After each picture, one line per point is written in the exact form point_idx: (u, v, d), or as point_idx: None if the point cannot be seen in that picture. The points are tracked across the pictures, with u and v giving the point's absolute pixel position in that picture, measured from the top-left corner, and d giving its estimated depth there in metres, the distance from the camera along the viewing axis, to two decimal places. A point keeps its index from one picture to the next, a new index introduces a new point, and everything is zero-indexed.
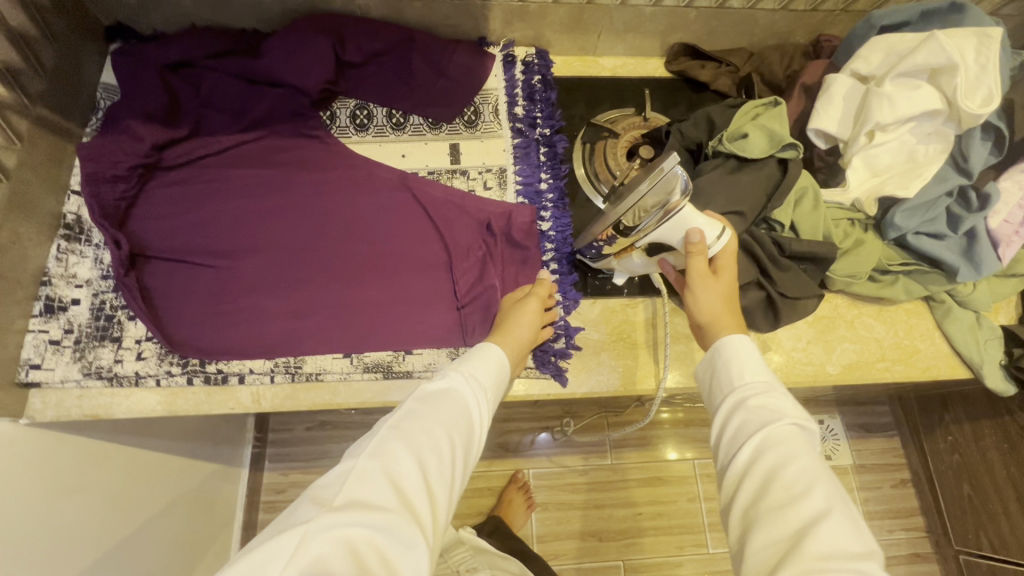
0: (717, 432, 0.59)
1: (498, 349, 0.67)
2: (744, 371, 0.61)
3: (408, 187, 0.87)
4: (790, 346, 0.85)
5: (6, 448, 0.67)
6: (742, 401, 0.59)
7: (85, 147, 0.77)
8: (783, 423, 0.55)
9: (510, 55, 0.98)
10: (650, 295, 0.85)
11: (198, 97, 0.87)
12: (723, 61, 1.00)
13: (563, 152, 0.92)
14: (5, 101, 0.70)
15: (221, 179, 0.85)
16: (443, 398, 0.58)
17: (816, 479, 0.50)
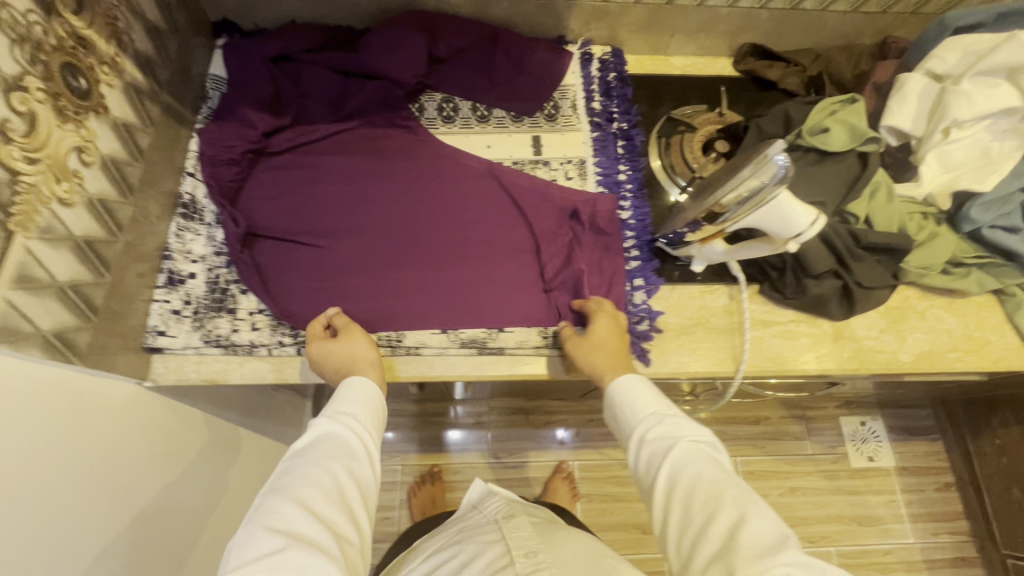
0: (637, 469, 0.65)
1: (366, 378, 0.71)
2: (635, 409, 0.67)
3: (495, 176, 0.91)
4: (863, 334, 0.87)
5: (107, 408, 0.69)
6: (642, 439, 0.65)
7: (207, 132, 0.85)
8: (683, 444, 0.62)
9: (587, 53, 1.02)
10: (727, 282, 0.89)
11: (300, 87, 0.93)
12: (789, 61, 1.03)
13: (640, 145, 0.96)
14: (143, 87, 0.76)
15: (317, 165, 0.89)
16: (317, 447, 0.63)
17: (726, 488, 0.57)
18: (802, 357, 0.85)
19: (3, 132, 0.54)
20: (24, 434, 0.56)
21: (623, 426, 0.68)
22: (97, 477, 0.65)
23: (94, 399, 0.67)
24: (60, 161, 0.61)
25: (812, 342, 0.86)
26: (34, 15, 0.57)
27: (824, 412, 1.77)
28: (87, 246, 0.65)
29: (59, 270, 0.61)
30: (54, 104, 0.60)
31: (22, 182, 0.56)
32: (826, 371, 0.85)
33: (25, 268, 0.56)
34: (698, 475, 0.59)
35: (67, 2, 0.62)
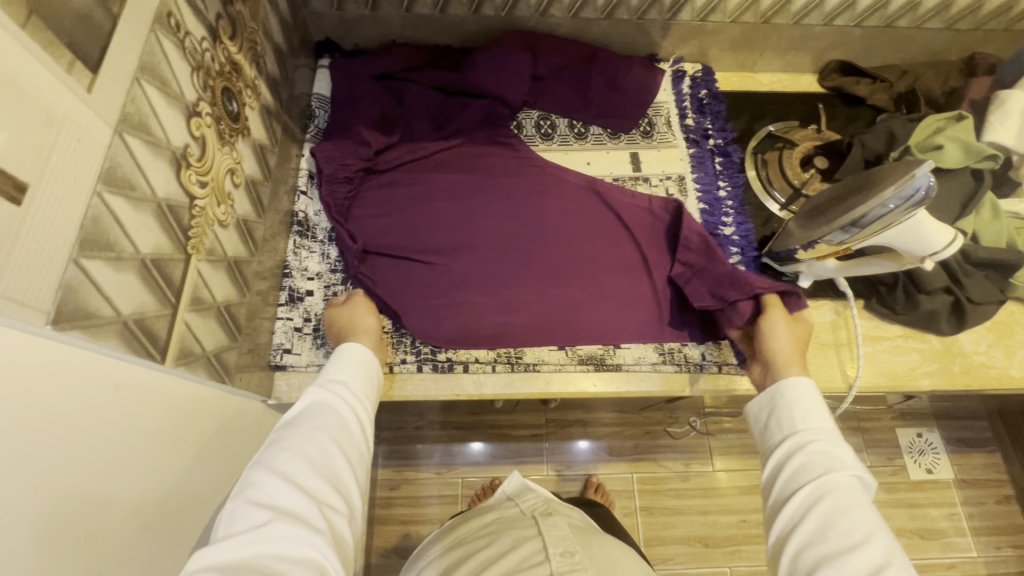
0: (773, 467, 0.63)
1: (358, 346, 0.68)
2: (806, 418, 0.64)
3: (597, 192, 0.90)
4: (971, 350, 0.87)
5: (219, 425, 0.63)
6: (802, 447, 0.61)
7: (322, 151, 0.85)
8: (844, 473, 0.58)
9: (679, 70, 1.03)
10: (832, 297, 0.89)
11: (405, 105, 0.94)
12: (877, 78, 1.04)
13: (738, 161, 0.97)
14: (271, 108, 0.78)
15: (426, 180, 0.89)
16: (306, 415, 0.59)
17: (873, 526, 0.53)
18: (913, 373, 0.85)
19: (186, 157, 0.55)
20: (155, 440, 0.50)
21: (781, 424, 0.65)
22: (192, 504, 0.57)
23: (213, 414, 0.61)
24: (220, 184, 0.62)
25: (922, 357, 0.86)
26: (206, 42, 0.59)
27: (880, 424, 1.76)
28: (235, 265, 0.66)
29: (218, 291, 0.62)
30: (217, 128, 0.61)
31: (197, 205, 0.57)
32: (938, 387, 0.85)
33: (197, 290, 0.57)
34: (849, 503, 0.55)
35: (226, 28, 0.63)
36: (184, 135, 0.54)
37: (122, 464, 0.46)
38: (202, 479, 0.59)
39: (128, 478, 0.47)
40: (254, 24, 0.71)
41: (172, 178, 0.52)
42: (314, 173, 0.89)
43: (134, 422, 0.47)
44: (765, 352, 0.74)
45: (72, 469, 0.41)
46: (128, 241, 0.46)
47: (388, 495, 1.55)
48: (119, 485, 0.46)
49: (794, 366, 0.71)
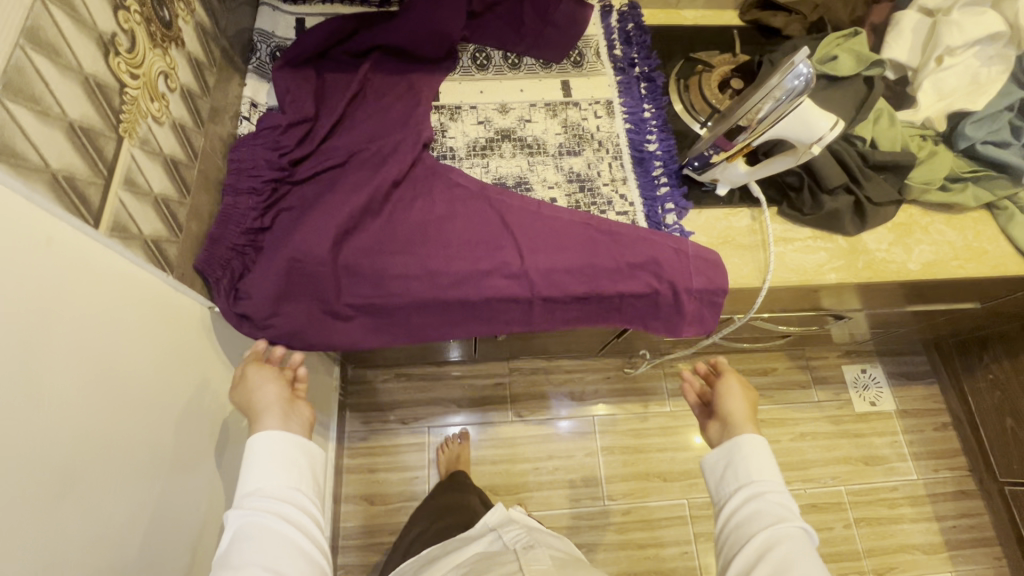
0: (734, 519, 0.73)
1: (277, 433, 0.67)
2: (761, 471, 0.75)
3: (487, 197, 0.90)
4: (874, 248, 0.95)
5: (167, 323, 0.69)
6: (758, 494, 0.73)
7: (245, 146, 0.84)
8: (792, 524, 0.69)
9: (607, 5, 1.09)
10: (748, 204, 0.95)
11: (323, 105, 0.92)
12: (790, 10, 1.12)
13: (661, 86, 1.03)
14: (207, 29, 0.81)
15: (339, 185, 0.85)
16: (239, 538, 0.60)
17: (819, 570, 0.64)
18: (822, 269, 0.93)
19: (114, 44, 0.59)
20: (92, 298, 0.56)
21: (737, 474, 0.75)
22: (137, 386, 0.63)
23: (158, 307, 0.67)
24: (153, 82, 0.66)
25: (830, 255, 0.94)
26: None
27: (828, 361, 1.86)
28: (173, 165, 0.70)
29: (155, 182, 0.66)
30: (147, 28, 0.65)
31: (128, 93, 0.61)
32: (844, 280, 0.92)
33: (132, 172, 0.61)
34: (795, 548, 0.66)
35: None
36: (111, 23, 0.58)
37: (62, 306, 0.52)
38: (122, 378, 0.60)
39: (71, 318, 0.53)
40: None
41: (100, 58, 0.56)
42: (256, 101, 0.94)
43: (72, 273, 0.53)
44: (720, 416, 0.83)
45: (16, 283, 0.47)
46: (54, 101, 0.50)
47: (356, 445, 1.59)
48: (60, 317, 0.51)
49: (749, 425, 0.80)
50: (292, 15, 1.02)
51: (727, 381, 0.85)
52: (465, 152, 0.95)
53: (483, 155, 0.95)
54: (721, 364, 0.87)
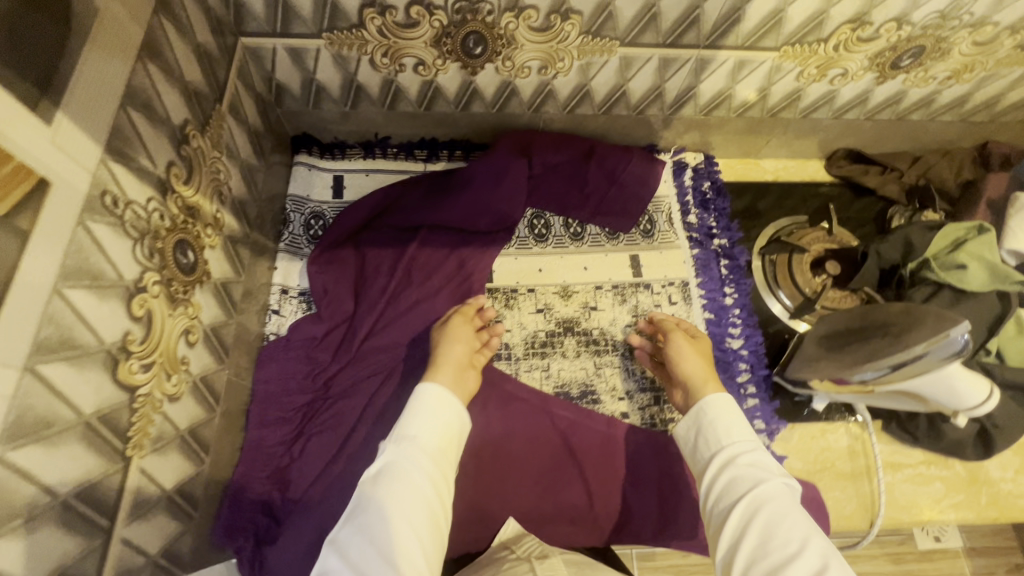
0: (705, 493, 0.59)
1: (435, 387, 0.63)
2: (731, 433, 0.62)
3: (548, 415, 0.78)
4: (998, 477, 0.81)
5: None
6: (731, 460, 0.59)
7: (277, 362, 0.74)
8: (772, 483, 0.55)
9: (680, 161, 0.97)
10: (849, 420, 0.82)
11: (364, 301, 0.80)
12: (886, 166, 0.98)
13: (744, 265, 0.91)
14: (237, 234, 0.70)
15: (381, 408, 0.73)
16: (379, 479, 0.54)
17: (806, 527, 0.51)
18: (938, 505, 0.79)
19: (125, 347, 0.47)
20: None
21: (708, 443, 0.62)
22: None
23: None
24: (171, 354, 0.54)
25: (947, 487, 0.80)
26: (155, 201, 0.51)
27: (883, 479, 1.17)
28: (191, 435, 0.58)
29: (168, 477, 0.54)
30: (167, 292, 0.54)
31: (140, 395, 0.49)
32: (964, 521, 0.78)
33: (141, 491, 0.50)
34: (780, 510, 0.52)
35: (179, 173, 0.56)
36: (122, 323, 0.47)
37: None
38: None
39: None
40: (216, 152, 0.64)
41: (106, 381, 0.45)
42: (287, 286, 0.82)
43: None
44: (681, 381, 0.72)
45: None
46: (40, 491, 0.38)
47: None
48: None
49: (712, 381, 0.70)
50: (330, 173, 0.90)
51: (673, 336, 0.76)
52: (522, 350, 0.83)
53: (542, 354, 0.83)
54: (665, 325, 0.79)
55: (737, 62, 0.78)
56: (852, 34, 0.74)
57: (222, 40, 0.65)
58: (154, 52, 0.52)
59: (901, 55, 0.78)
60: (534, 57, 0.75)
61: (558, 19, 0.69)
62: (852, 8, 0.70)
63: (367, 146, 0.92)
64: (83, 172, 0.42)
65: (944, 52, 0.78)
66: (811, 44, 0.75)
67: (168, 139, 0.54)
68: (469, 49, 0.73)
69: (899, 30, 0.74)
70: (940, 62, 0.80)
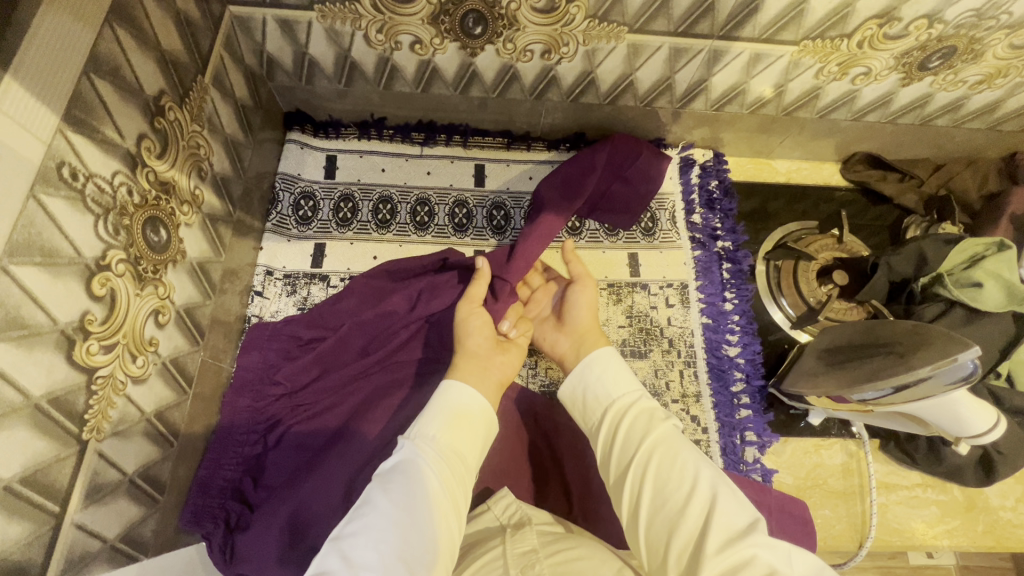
0: (600, 451, 0.53)
1: (463, 386, 0.53)
2: (615, 382, 0.55)
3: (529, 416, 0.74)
4: (997, 505, 0.78)
5: None
6: (619, 415, 0.53)
7: None
8: (658, 426, 0.50)
9: (687, 158, 0.93)
10: (843, 437, 0.80)
11: (380, 326, 0.70)
12: (905, 173, 0.94)
13: (747, 270, 0.87)
14: (216, 212, 0.68)
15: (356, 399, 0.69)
16: (398, 472, 0.46)
17: (699, 464, 0.46)
18: (932, 529, 0.76)
19: (83, 328, 0.45)
20: None
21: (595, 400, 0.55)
22: None
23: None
24: (137, 335, 0.52)
25: (943, 511, 0.77)
26: (121, 175, 0.49)
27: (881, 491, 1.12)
28: (158, 418, 0.57)
29: (129, 461, 0.53)
30: (135, 271, 0.51)
31: (98, 378, 0.47)
32: (958, 547, 0.76)
33: (98, 476, 0.48)
34: (673, 451, 0.47)
35: (151, 147, 0.53)
36: (80, 302, 0.45)
37: None
38: None
39: None
40: (196, 126, 0.62)
41: (59, 364, 0.43)
42: (272, 268, 0.81)
43: None
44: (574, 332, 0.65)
45: None
46: None
47: None
48: None
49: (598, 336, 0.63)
50: (323, 152, 0.87)
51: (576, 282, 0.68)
52: None
53: (530, 351, 0.80)
54: (575, 271, 0.69)
55: (753, 55, 0.73)
56: (878, 30, 0.69)
57: (207, 8, 0.62)
58: (126, 17, 0.49)
59: (930, 56, 0.73)
60: (536, 40, 0.71)
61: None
62: (880, 2, 0.65)
63: (363, 126, 0.88)
64: (36, 142, 0.40)
65: (977, 54, 0.73)
66: (834, 39, 0.70)
67: (140, 111, 0.51)
68: (468, 29, 0.70)
69: (929, 28, 0.68)
70: (972, 65, 0.75)
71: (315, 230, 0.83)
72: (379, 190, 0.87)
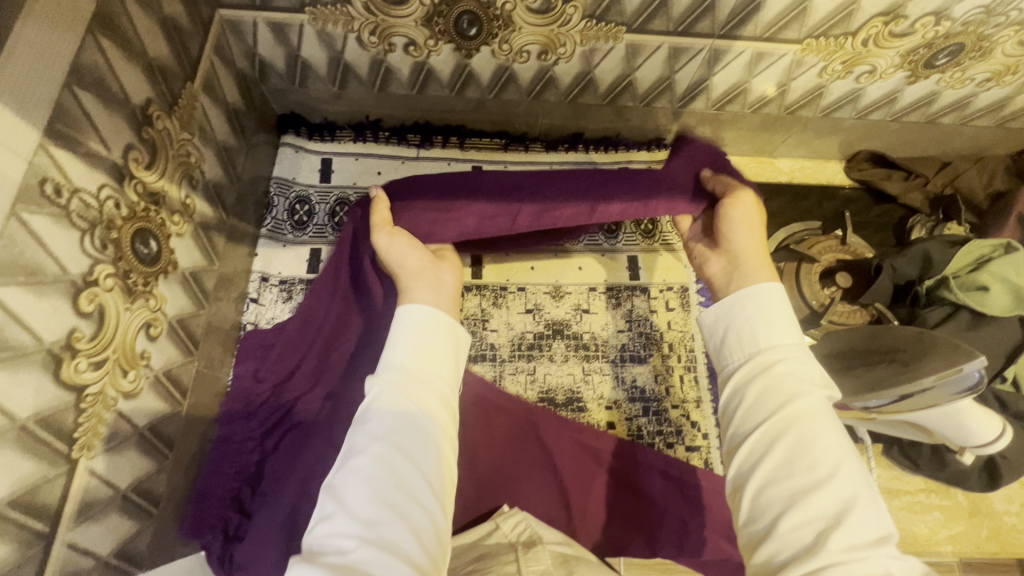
0: (725, 399, 0.46)
1: (422, 308, 0.48)
2: (770, 331, 0.45)
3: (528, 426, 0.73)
4: (1001, 511, 0.77)
5: None
6: (765, 365, 0.44)
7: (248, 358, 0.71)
8: (808, 397, 0.41)
9: None
10: (846, 442, 0.79)
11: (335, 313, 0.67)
12: (910, 172, 0.92)
13: None
14: (208, 219, 0.67)
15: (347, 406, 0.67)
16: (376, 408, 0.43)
17: (842, 459, 0.39)
18: (935, 536, 0.76)
19: (71, 346, 0.44)
20: None
21: (739, 341, 0.46)
22: None
23: None
24: (128, 349, 0.52)
25: (946, 517, 0.76)
26: (108, 189, 0.48)
27: None
28: (151, 431, 0.56)
29: (122, 477, 0.52)
30: (124, 285, 0.50)
31: (88, 396, 0.47)
32: (961, 554, 0.75)
33: (90, 493, 0.48)
34: (819, 428, 0.40)
35: (140, 157, 0.52)
36: (67, 321, 0.44)
37: None
38: None
39: None
40: (186, 134, 0.60)
41: (46, 383, 0.42)
42: (267, 274, 0.79)
43: None
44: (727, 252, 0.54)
45: None
46: None
47: None
48: None
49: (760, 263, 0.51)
50: (318, 155, 0.86)
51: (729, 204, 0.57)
52: (508, 351, 0.79)
53: (529, 356, 0.79)
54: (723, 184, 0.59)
55: (755, 54, 0.72)
56: (884, 28, 0.67)
57: (195, 10, 0.61)
58: (110, 25, 0.47)
59: (937, 53, 0.71)
60: (533, 41, 0.70)
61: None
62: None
63: (358, 128, 0.87)
64: (18, 160, 0.39)
65: (985, 52, 0.71)
66: (838, 37, 0.69)
67: (126, 122, 0.50)
68: (463, 30, 0.68)
69: (937, 25, 0.67)
70: (980, 63, 0.73)
71: (311, 235, 0.83)
72: None
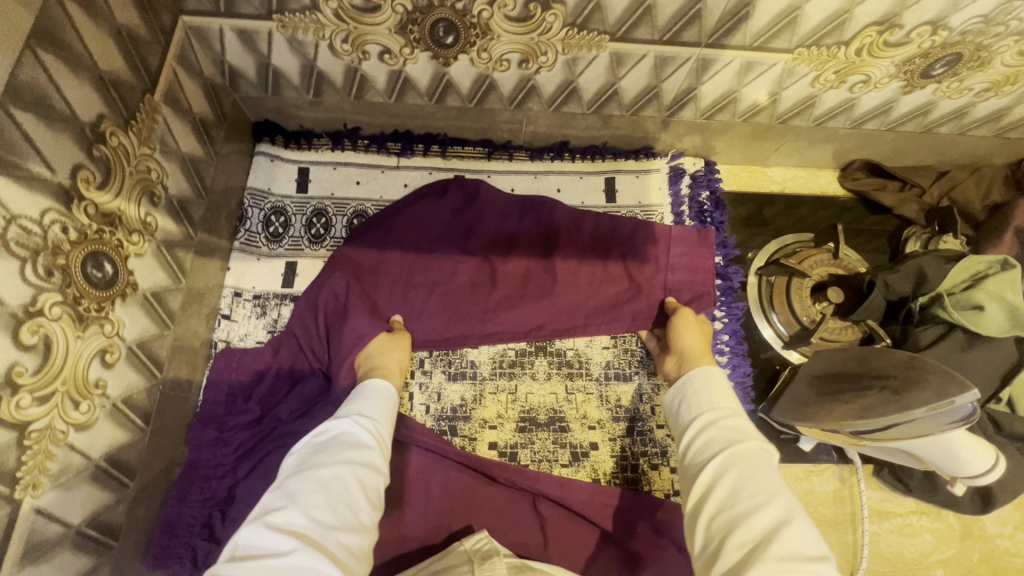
0: (682, 452, 0.53)
1: (384, 383, 0.60)
2: (709, 398, 0.55)
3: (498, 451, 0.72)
4: (994, 533, 0.75)
5: None
6: (710, 422, 0.52)
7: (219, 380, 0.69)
8: (745, 444, 0.48)
9: (678, 167, 0.88)
10: (835, 463, 0.77)
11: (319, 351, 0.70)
12: (906, 182, 0.89)
13: (737, 286, 0.82)
14: (173, 236, 0.64)
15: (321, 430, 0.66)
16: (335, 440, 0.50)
17: (776, 490, 0.44)
18: (925, 560, 0.74)
19: (11, 381, 0.42)
20: None
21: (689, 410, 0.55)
22: None
23: None
24: (80, 378, 0.49)
25: (937, 540, 0.74)
26: (53, 214, 0.46)
27: None
28: (108, 462, 0.54)
29: (74, 511, 0.50)
30: (74, 312, 0.48)
31: (34, 432, 0.44)
32: None
33: (37, 533, 0.46)
34: (761, 467, 0.46)
35: (91, 177, 0.50)
36: (6, 355, 0.42)
37: None
38: None
39: None
40: (146, 149, 0.58)
41: None
42: (240, 289, 0.77)
43: None
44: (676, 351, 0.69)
45: None
46: None
47: None
48: None
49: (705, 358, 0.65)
50: (295, 165, 0.83)
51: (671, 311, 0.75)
52: (488, 369, 0.77)
53: (510, 375, 0.77)
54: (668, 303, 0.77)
55: (744, 63, 0.69)
56: (878, 37, 0.64)
57: (154, 19, 0.58)
58: (53, 40, 0.45)
59: (934, 63, 0.68)
60: (513, 50, 0.67)
61: (538, 8, 0.60)
62: (880, 9, 0.60)
63: (336, 136, 0.84)
64: None
65: (984, 62, 0.68)
66: (830, 46, 0.66)
67: (74, 141, 0.48)
68: (438, 38, 0.65)
69: (933, 35, 0.64)
70: (978, 73, 0.70)
71: (286, 248, 0.80)
72: (353, 205, 0.83)
